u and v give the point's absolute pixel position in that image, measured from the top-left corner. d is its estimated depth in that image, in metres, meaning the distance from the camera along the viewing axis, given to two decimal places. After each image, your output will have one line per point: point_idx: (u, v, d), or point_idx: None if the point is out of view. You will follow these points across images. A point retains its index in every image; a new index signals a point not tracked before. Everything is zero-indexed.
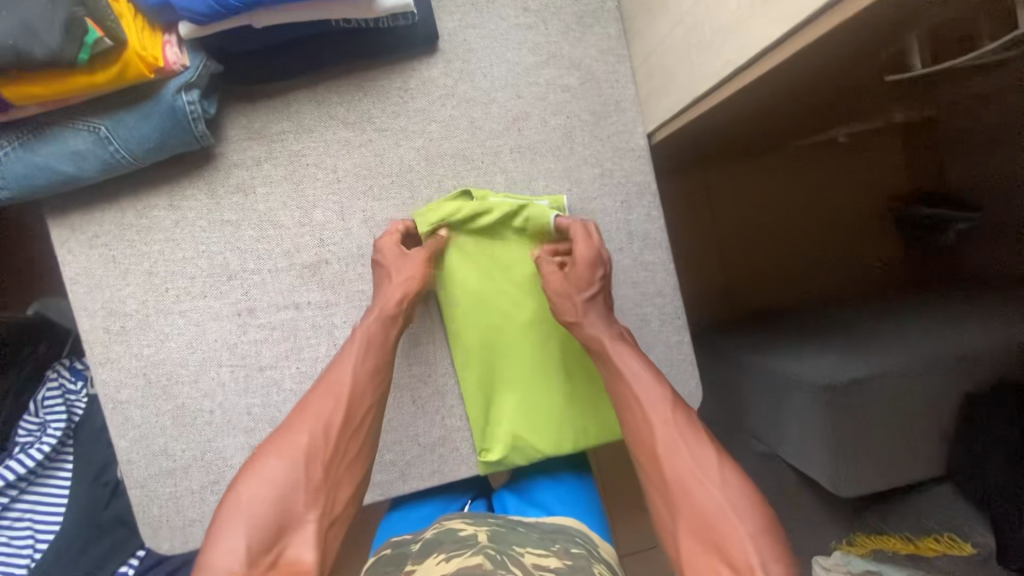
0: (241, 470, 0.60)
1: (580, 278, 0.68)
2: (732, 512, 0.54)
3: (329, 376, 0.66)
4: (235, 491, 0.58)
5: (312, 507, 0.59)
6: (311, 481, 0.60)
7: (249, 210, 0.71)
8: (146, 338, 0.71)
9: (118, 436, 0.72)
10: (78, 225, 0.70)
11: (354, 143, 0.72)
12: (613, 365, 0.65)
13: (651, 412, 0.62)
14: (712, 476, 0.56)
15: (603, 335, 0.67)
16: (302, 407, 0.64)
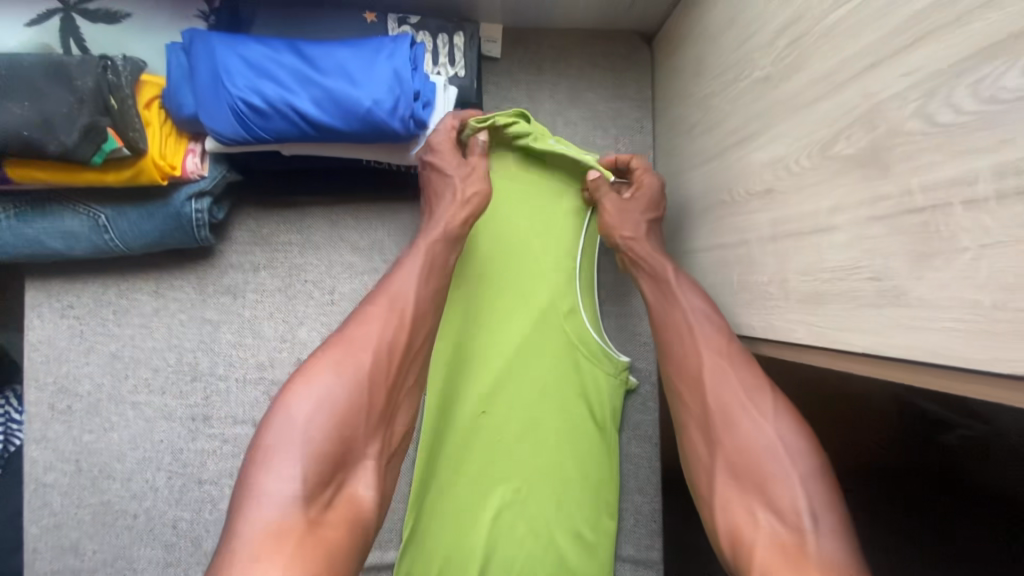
0: (295, 372, 0.46)
1: (647, 201, 0.61)
2: (785, 451, 0.44)
3: (391, 285, 0.52)
4: (285, 407, 0.44)
5: (376, 436, 0.46)
6: (376, 407, 0.46)
7: (233, 313, 0.68)
8: (90, 424, 0.67)
9: (30, 520, 0.67)
10: (54, 292, 0.67)
11: (359, 269, 0.69)
12: (662, 290, 0.55)
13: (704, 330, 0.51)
14: (762, 406, 0.46)
15: (660, 258, 0.58)
16: (359, 316, 0.50)
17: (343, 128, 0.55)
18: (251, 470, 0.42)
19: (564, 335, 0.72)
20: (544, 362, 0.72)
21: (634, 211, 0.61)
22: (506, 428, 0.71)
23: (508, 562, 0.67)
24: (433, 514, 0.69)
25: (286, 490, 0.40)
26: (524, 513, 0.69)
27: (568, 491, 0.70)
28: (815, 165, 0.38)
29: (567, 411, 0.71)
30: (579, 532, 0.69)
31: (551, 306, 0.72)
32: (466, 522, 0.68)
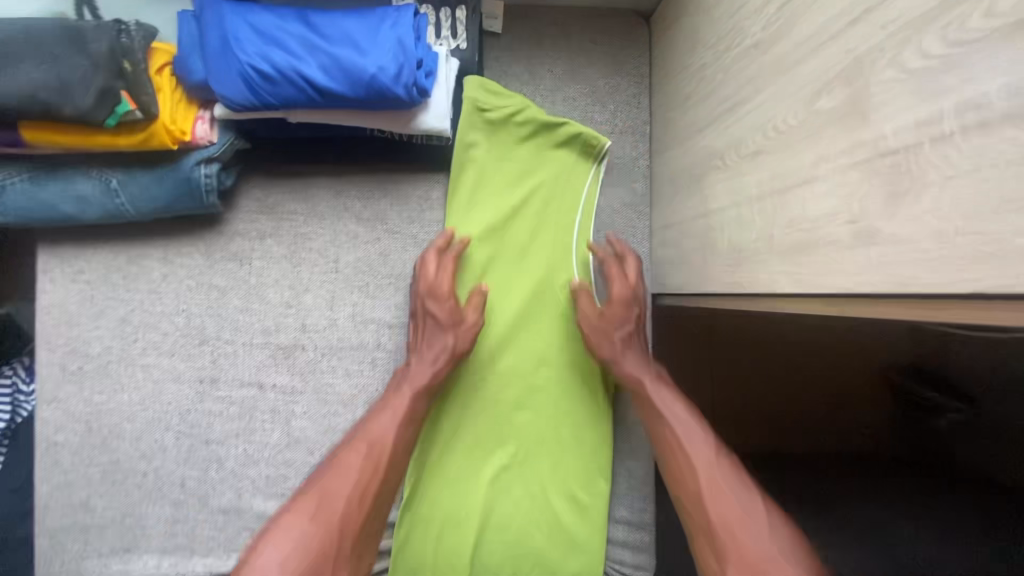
0: (263, 531, 0.55)
1: (617, 315, 0.67)
2: (783, 558, 0.51)
3: (368, 425, 0.62)
4: (256, 553, 0.53)
5: (347, 540, 0.56)
6: (345, 531, 0.56)
7: (240, 280, 0.70)
8: (100, 385, 0.69)
9: (41, 478, 0.69)
10: (66, 258, 0.69)
11: (362, 238, 0.71)
12: (656, 411, 0.62)
13: (692, 436, 0.59)
14: (759, 520, 0.53)
15: (644, 376, 0.65)
16: (334, 459, 0.59)
17: (349, 95, 0.57)
18: None
19: (561, 305, 0.74)
20: (543, 332, 0.74)
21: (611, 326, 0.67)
22: (505, 397, 0.73)
23: (506, 522, 0.71)
24: (433, 479, 0.72)
25: None
26: (521, 479, 0.72)
27: (563, 455, 0.73)
28: (800, 121, 0.40)
29: (564, 380, 0.74)
30: (573, 493, 0.72)
31: (550, 277, 0.74)
32: (466, 489, 0.71)
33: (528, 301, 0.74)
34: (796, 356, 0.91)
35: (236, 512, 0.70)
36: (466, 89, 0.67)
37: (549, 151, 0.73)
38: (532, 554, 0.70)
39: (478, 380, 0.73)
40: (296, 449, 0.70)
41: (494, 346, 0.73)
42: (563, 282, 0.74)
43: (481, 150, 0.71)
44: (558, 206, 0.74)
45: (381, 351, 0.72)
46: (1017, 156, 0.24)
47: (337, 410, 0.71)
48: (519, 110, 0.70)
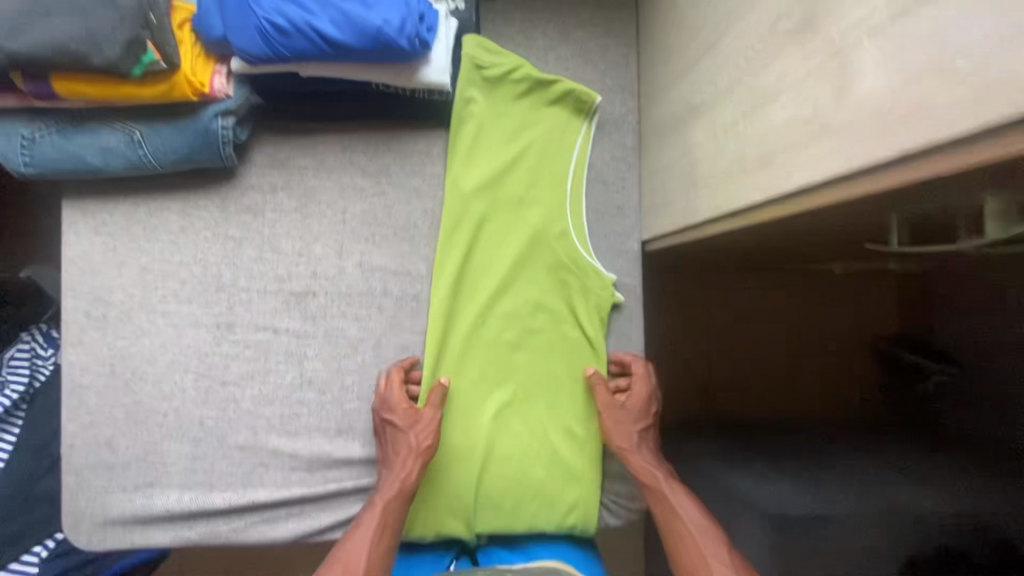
0: None
1: (635, 411, 0.76)
2: None
3: (343, 553, 0.65)
4: None
5: None
6: None
7: (253, 231, 0.75)
8: (123, 331, 0.73)
9: (67, 418, 0.73)
10: (90, 211, 0.73)
11: (368, 191, 0.76)
12: (666, 502, 0.71)
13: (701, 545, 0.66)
14: None
15: (655, 471, 0.73)
16: None
17: (358, 47, 0.61)
18: None
19: (556, 255, 0.78)
20: (538, 280, 0.79)
21: (628, 422, 0.75)
22: (504, 342, 0.78)
23: (510, 457, 0.77)
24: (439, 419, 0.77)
25: None
26: (522, 418, 0.78)
27: (560, 395, 0.78)
28: (766, 44, 0.45)
29: (559, 324, 0.79)
30: (570, 429, 0.78)
31: (545, 228, 0.78)
32: (471, 427, 0.77)
33: (524, 251, 0.78)
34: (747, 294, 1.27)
35: (252, 449, 0.74)
36: (464, 47, 0.73)
37: (542, 106, 0.77)
38: (533, 488, 0.76)
39: (479, 326, 0.78)
40: (309, 390, 0.75)
41: (494, 291, 0.78)
42: (559, 231, 0.78)
43: (479, 106, 0.75)
44: (553, 158, 0.78)
45: (387, 297, 0.76)
46: (934, 28, 0.29)
47: (347, 352, 0.75)
48: (514, 67, 0.74)
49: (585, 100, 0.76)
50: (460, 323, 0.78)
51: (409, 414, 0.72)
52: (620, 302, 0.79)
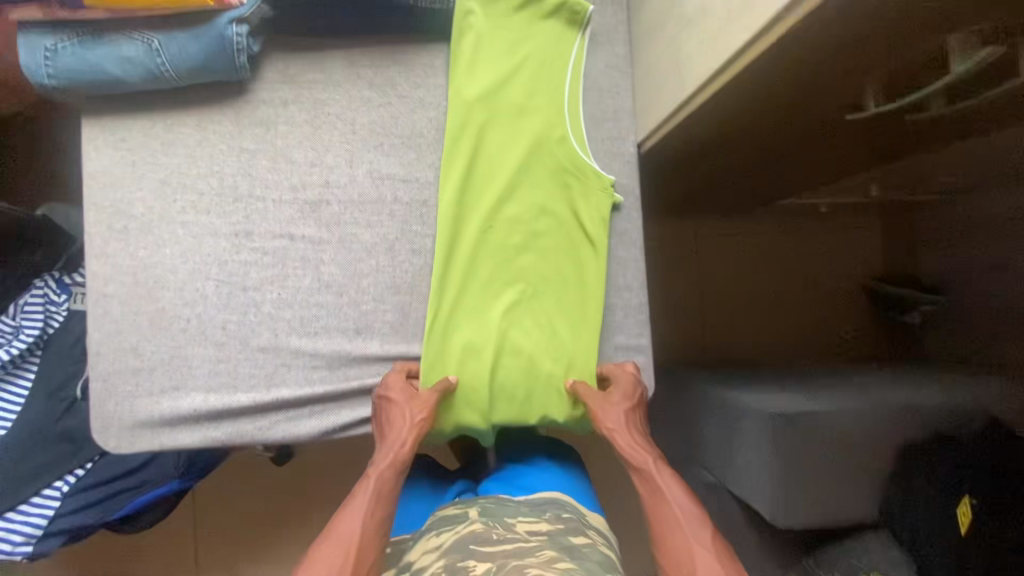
0: None
1: (620, 398, 0.78)
2: None
3: (339, 526, 0.70)
4: None
5: None
6: None
7: (267, 142, 0.78)
8: (143, 241, 0.76)
9: (93, 327, 0.75)
10: (108, 127, 0.76)
11: (375, 102, 0.79)
12: (657, 489, 0.76)
13: (688, 532, 0.72)
14: None
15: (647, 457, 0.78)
16: (313, 556, 0.69)
17: None
18: None
19: (557, 160, 0.82)
20: (541, 185, 0.82)
21: (616, 405, 0.78)
22: (511, 245, 0.82)
23: (522, 353, 0.80)
24: (454, 319, 0.80)
25: None
26: (531, 318, 0.81)
27: (566, 294, 0.82)
28: None
29: (563, 226, 0.82)
30: (577, 326, 0.82)
31: (545, 134, 0.81)
32: (484, 327, 0.80)
33: (527, 156, 0.81)
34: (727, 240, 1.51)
35: (274, 350, 0.77)
36: None
37: (538, 19, 0.81)
38: (544, 384, 0.81)
39: (486, 229, 0.81)
40: (327, 293, 0.78)
41: (500, 195, 0.81)
42: (558, 136, 0.82)
43: (478, 17, 0.79)
44: (550, 68, 0.82)
45: (398, 203, 0.79)
46: None
47: (362, 256, 0.79)
48: None
49: (579, 9, 0.80)
50: (469, 225, 0.81)
51: (405, 393, 0.76)
52: (619, 203, 0.83)
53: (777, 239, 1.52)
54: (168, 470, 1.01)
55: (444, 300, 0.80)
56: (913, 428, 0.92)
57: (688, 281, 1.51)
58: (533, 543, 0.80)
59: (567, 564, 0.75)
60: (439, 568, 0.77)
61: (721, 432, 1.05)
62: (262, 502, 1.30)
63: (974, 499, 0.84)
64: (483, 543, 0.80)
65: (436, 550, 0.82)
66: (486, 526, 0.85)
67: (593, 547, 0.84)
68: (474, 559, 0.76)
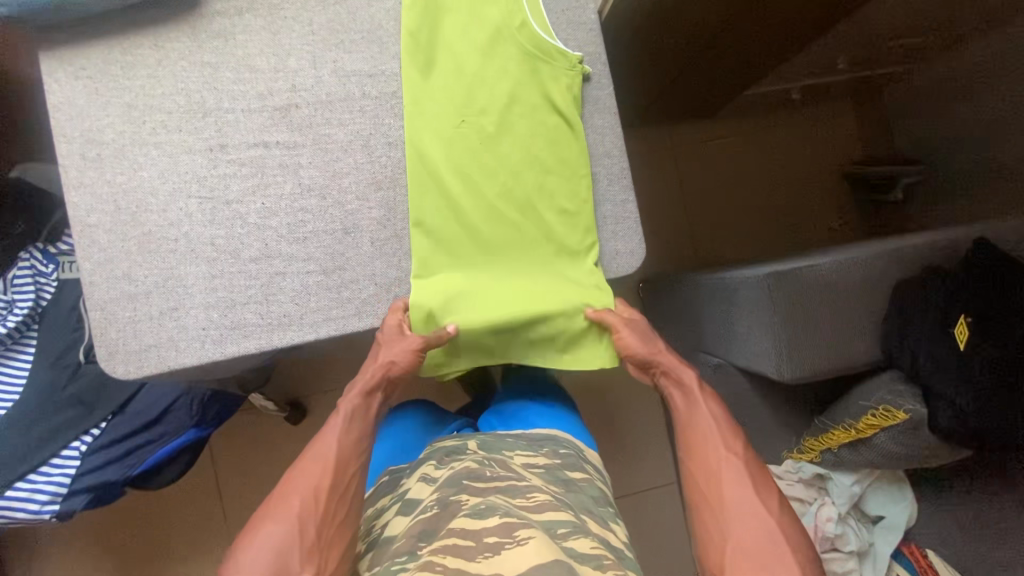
0: (262, 512, 0.72)
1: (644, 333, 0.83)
2: (785, 544, 0.66)
3: (319, 446, 0.77)
4: (253, 534, 0.70)
5: (307, 564, 0.68)
6: (306, 540, 0.69)
7: (228, 54, 0.77)
8: (120, 167, 0.76)
9: (83, 258, 0.75)
10: (66, 58, 0.76)
11: (329, 1, 0.78)
12: (695, 396, 0.81)
13: (712, 429, 0.77)
14: (775, 509, 0.70)
15: (677, 369, 0.83)
16: (294, 473, 0.75)
17: None
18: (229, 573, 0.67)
19: (522, 46, 0.80)
20: (508, 73, 0.80)
21: (646, 333, 0.83)
22: (487, 136, 0.80)
23: (514, 244, 0.80)
24: (434, 218, 0.79)
25: None
26: (516, 209, 0.80)
27: (549, 178, 0.81)
28: None
29: (536, 112, 0.81)
30: (565, 209, 0.81)
31: (506, 22, 0.80)
32: (473, 225, 0.79)
33: (489, 46, 0.80)
34: (708, 139, 1.48)
35: (267, 259, 0.77)
36: None
37: None
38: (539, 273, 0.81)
39: (459, 124, 0.80)
40: (310, 196, 0.78)
41: (469, 89, 0.80)
42: (519, 20, 0.80)
43: None
44: None
45: (367, 98, 0.79)
46: None
47: (338, 155, 0.78)
48: None
49: None
50: (435, 122, 0.79)
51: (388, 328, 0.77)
52: (588, 73, 0.82)
53: (755, 128, 1.48)
54: (184, 419, 1.02)
55: (431, 195, 0.79)
56: (905, 266, 0.94)
57: (673, 186, 1.47)
58: (528, 482, 0.75)
59: (559, 511, 0.69)
60: (432, 502, 0.72)
61: (722, 316, 1.03)
62: (284, 458, 1.31)
63: (970, 318, 0.87)
64: (478, 479, 0.74)
65: (432, 483, 0.77)
66: (481, 463, 0.78)
67: (590, 483, 0.83)
68: (467, 493, 0.70)
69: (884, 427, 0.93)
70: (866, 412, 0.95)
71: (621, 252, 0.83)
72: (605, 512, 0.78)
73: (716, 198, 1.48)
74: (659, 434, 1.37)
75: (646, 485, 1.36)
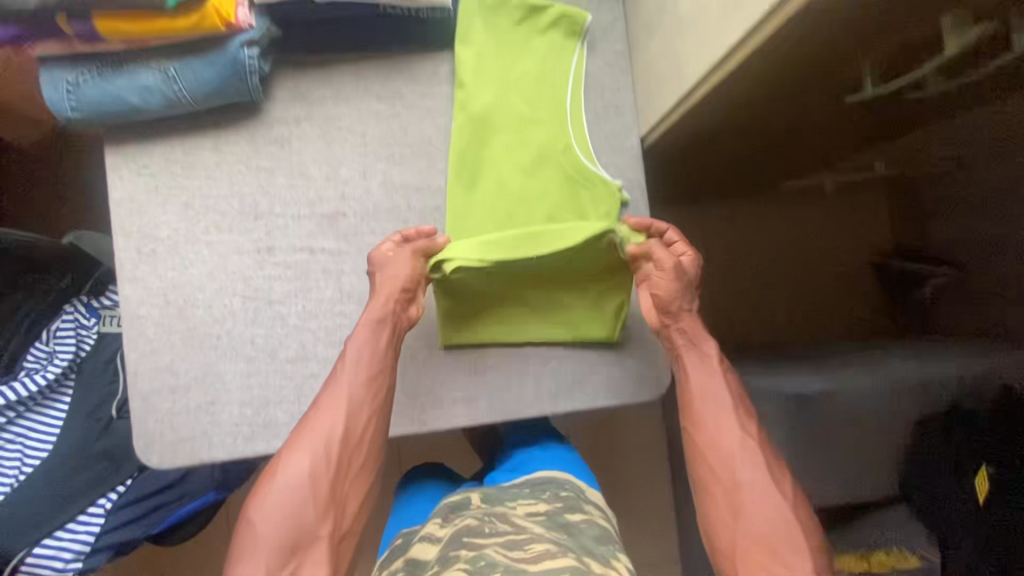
0: (273, 462, 0.71)
1: (684, 276, 0.78)
2: (795, 527, 0.67)
3: (330, 392, 0.74)
4: (267, 489, 0.69)
5: (324, 522, 0.69)
6: (319, 498, 0.69)
7: (283, 160, 0.80)
8: (172, 263, 0.79)
9: (129, 348, 0.78)
10: (130, 155, 0.79)
11: (384, 114, 0.81)
12: (710, 364, 0.78)
13: (724, 407, 0.75)
14: (785, 491, 0.70)
15: (698, 333, 0.78)
16: (307, 423, 0.72)
17: None
18: (242, 535, 0.68)
19: (564, 169, 0.82)
20: (550, 193, 0.82)
21: (683, 282, 0.78)
22: None
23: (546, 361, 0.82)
24: (465, 317, 0.81)
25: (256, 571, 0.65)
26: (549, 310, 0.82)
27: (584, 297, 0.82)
28: None
29: None
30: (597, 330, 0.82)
31: (550, 144, 0.82)
32: (506, 324, 0.82)
33: (533, 166, 0.82)
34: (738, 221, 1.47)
35: (303, 360, 0.79)
36: None
37: (540, 33, 0.83)
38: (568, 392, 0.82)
39: (497, 230, 0.81)
40: (349, 302, 0.80)
41: (510, 205, 0.82)
42: (564, 145, 0.82)
43: (478, 35, 0.81)
44: (552, 78, 0.82)
45: (412, 211, 0.82)
46: None
47: None
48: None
49: (579, 22, 0.82)
50: (476, 228, 0.81)
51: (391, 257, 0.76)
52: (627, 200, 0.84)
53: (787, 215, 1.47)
54: (205, 481, 1.05)
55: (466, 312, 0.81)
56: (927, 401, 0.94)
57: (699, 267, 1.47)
58: (527, 533, 0.76)
59: (556, 558, 0.70)
60: (435, 561, 0.74)
61: None
62: None
63: (990, 469, 0.86)
64: (477, 535, 0.76)
65: (436, 542, 0.80)
66: (482, 519, 0.80)
67: (591, 522, 0.82)
68: (466, 549, 0.73)
69: (893, 566, 0.95)
70: (881, 549, 0.95)
71: (647, 375, 0.83)
72: (606, 551, 0.77)
73: (742, 281, 1.47)
74: (667, 518, 1.36)
75: (650, 568, 1.35)
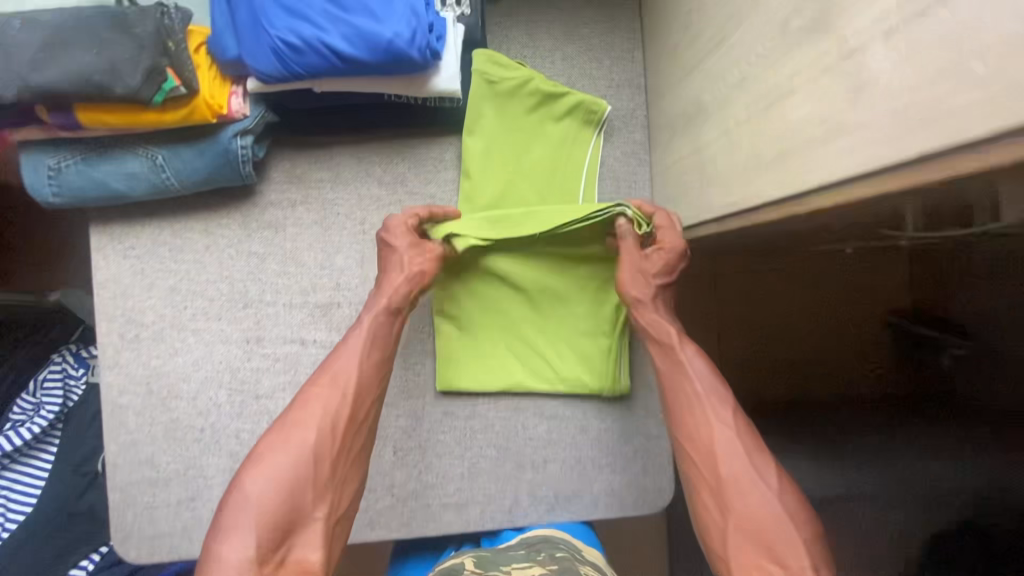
0: (247, 461, 0.62)
1: (662, 263, 0.69)
2: (787, 519, 0.58)
3: (333, 366, 0.66)
4: (242, 484, 0.60)
5: (321, 503, 0.62)
6: (319, 480, 0.62)
7: (276, 246, 0.76)
8: (156, 350, 0.75)
9: (109, 438, 0.75)
10: (117, 236, 0.75)
11: (384, 201, 0.77)
12: (676, 360, 0.68)
13: (705, 394, 0.65)
14: (771, 481, 0.60)
15: (670, 327, 0.69)
16: (303, 400, 0.65)
17: (372, 62, 0.62)
18: (218, 534, 0.58)
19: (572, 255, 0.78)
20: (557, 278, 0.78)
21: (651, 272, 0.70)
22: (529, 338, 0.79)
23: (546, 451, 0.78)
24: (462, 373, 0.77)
25: (241, 555, 0.57)
26: (550, 362, 0.78)
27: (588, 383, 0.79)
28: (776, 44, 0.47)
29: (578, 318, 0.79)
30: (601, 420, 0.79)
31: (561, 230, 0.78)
32: (505, 373, 0.78)
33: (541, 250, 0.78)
34: None
35: None
36: (469, 61, 0.74)
37: (554, 122, 0.77)
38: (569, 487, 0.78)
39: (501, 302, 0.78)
40: None
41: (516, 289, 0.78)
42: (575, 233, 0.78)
43: (489, 123, 0.76)
44: (566, 168, 0.78)
45: None
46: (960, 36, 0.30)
47: None
48: (525, 85, 0.75)
49: (598, 112, 0.76)
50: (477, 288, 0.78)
51: (409, 238, 0.70)
52: None
53: None
54: None
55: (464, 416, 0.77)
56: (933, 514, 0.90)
57: None
58: None
59: None
60: None
61: None
62: None
63: None
64: None
65: None
66: None
67: None
68: None
69: None
70: None
71: (648, 488, 0.79)
72: None
73: None
74: None
75: None
